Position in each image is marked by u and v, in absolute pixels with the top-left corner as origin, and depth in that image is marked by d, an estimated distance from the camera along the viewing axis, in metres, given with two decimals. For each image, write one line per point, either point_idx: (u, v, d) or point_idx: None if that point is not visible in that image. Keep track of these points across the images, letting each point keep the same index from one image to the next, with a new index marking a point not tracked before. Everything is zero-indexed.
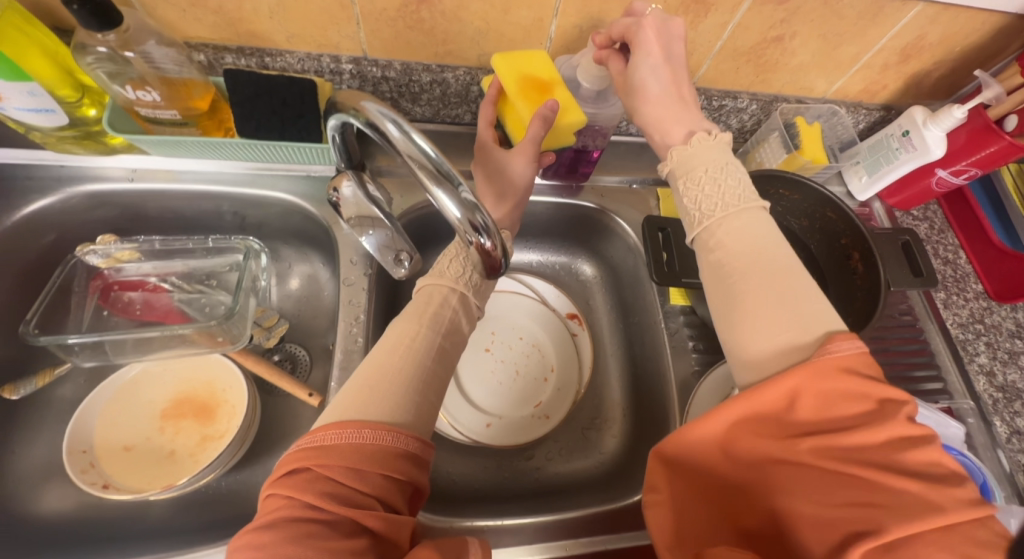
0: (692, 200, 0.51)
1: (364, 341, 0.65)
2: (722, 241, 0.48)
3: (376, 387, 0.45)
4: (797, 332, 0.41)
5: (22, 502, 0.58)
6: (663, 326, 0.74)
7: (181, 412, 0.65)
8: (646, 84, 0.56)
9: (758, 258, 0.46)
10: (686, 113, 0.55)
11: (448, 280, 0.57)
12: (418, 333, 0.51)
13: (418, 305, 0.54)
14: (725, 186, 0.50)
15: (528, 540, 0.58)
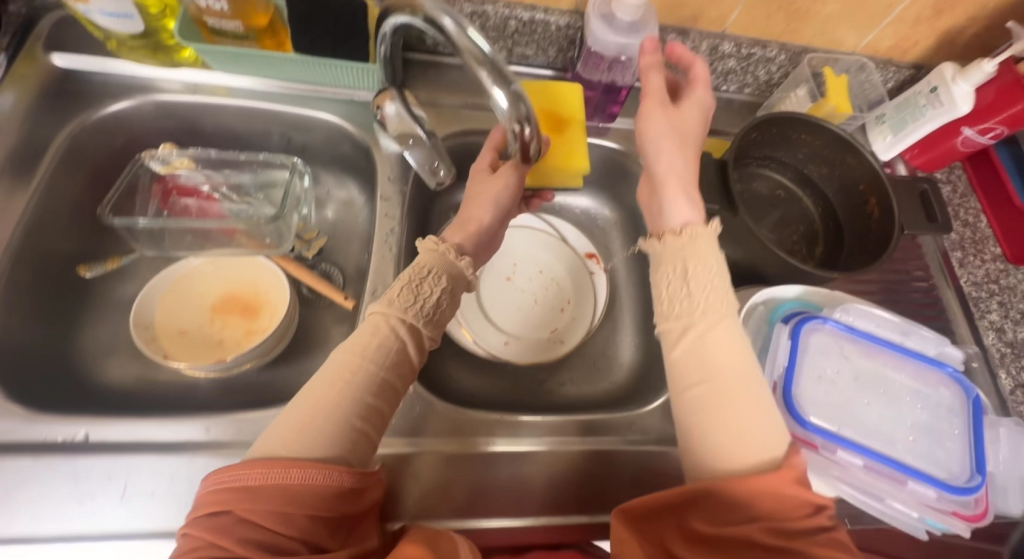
0: (678, 299, 0.53)
1: (398, 251, 0.70)
2: (705, 344, 0.50)
3: (312, 426, 0.46)
4: (757, 440, 0.45)
5: (91, 367, 0.65)
6: None
7: (229, 308, 0.71)
8: (656, 142, 0.62)
9: (734, 369, 0.49)
10: (686, 202, 0.58)
11: (396, 311, 0.53)
12: (359, 366, 0.50)
13: (362, 337, 0.52)
14: (712, 284, 0.52)
15: (541, 435, 0.63)
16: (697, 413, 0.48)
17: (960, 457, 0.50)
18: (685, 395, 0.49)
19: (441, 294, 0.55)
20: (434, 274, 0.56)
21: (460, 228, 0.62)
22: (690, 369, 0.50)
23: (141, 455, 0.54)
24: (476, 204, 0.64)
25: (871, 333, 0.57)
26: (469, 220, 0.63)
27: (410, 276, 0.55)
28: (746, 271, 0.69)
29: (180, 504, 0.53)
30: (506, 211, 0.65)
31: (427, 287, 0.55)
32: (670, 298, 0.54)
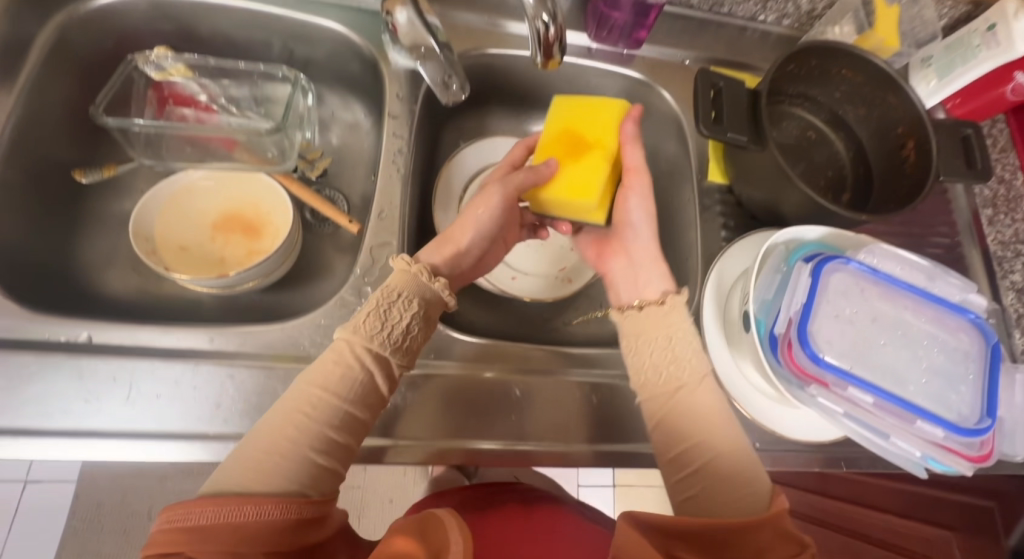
0: (659, 367, 0.55)
1: (405, 175, 0.67)
2: (691, 406, 0.53)
3: (266, 463, 0.44)
4: (745, 486, 0.48)
5: (93, 278, 0.65)
6: (696, 201, 0.74)
7: (230, 227, 0.70)
8: (635, 227, 0.65)
9: (714, 427, 0.52)
10: (654, 274, 0.62)
11: (361, 338, 0.50)
12: (320, 398, 0.48)
13: (324, 366, 0.49)
14: (689, 350, 0.55)
15: (545, 367, 0.64)
16: (688, 470, 0.51)
17: (972, 400, 0.49)
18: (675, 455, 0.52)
19: (410, 321, 0.53)
20: (405, 298, 0.53)
21: (436, 246, 0.59)
22: (678, 431, 0.52)
23: (144, 358, 0.54)
24: (459, 223, 0.62)
25: (893, 276, 0.55)
26: (447, 237, 0.60)
27: (379, 300, 0.52)
28: (771, 209, 0.67)
29: (182, 409, 0.53)
30: (488, 235, 0.63)
31: (396, 313, 0.52)
32: (656, 364, 0.55)
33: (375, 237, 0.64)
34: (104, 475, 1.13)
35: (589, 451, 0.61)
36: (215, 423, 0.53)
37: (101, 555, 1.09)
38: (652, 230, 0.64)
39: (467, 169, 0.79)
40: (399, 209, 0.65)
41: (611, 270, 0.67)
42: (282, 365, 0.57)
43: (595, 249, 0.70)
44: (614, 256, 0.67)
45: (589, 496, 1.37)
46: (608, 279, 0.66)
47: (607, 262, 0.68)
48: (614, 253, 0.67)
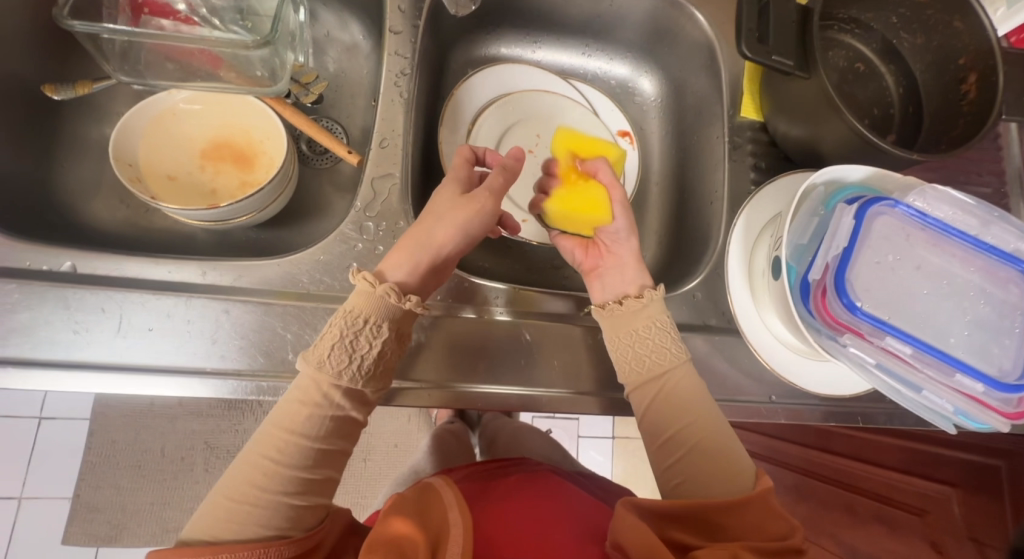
0: (641, 357, 0.54)
1: (408, 100, 0.61)
2: (674, 393, 0.53)
3: (240, 513, 0.46)
4: (724, 465, 0.50)
5: (79, 207, 0.61)
6: (726, 140, 0.68)
7: (221, 156, 0.65)
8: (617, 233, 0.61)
9: (696, 415, 0.52)
10: (635, 271, 0.59)
11: (328, 376, 0.49)
12: (287, 443, 0.48)
13: (290, 406, 0.49)
14: (666, 341, 0.55)
15: (556, 315, 0.61)
16: (674, 456, 0.52)
17: (1017, 355, 0.46)
18: (661, 442, 0.53)
19: (382, 347, 0.50)
20: (372, 324, 0.50)
21: (410, 267, 0.53)
22: (662, 419, 0.53)
23: (133, 291, 0.51)
24: (440, 228, 0.54)
25: (944, 221, 0.51)
26: (426, 244, 0.53)
27: (342, 329, 0.49)
28: (808, 148, 0.61)
29: (176, 345, 0.51)
30: (473, 241, 0.56)
31: (363, 342, 0.50)
32: (638, 355, 0.54)
33: (376, 168, 0.59)
34: (114, 413, 1.15)
35: (598, 397, 0.59)
36: (211, 359, 0.51)
37: (117, 488, 1.12)
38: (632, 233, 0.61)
39: (476, 98, 0.72)
40: (403, 137, 0.60)
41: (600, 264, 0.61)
42: (281, 302, 0.53)
43: (580, 245, 0.62)
44: (599, 255, 0.61)
45: (588, 446, 1.39)
46: (593, 276, 0.60)
47: (595, 260, 0.61)
48: (602, 252, 0.61)
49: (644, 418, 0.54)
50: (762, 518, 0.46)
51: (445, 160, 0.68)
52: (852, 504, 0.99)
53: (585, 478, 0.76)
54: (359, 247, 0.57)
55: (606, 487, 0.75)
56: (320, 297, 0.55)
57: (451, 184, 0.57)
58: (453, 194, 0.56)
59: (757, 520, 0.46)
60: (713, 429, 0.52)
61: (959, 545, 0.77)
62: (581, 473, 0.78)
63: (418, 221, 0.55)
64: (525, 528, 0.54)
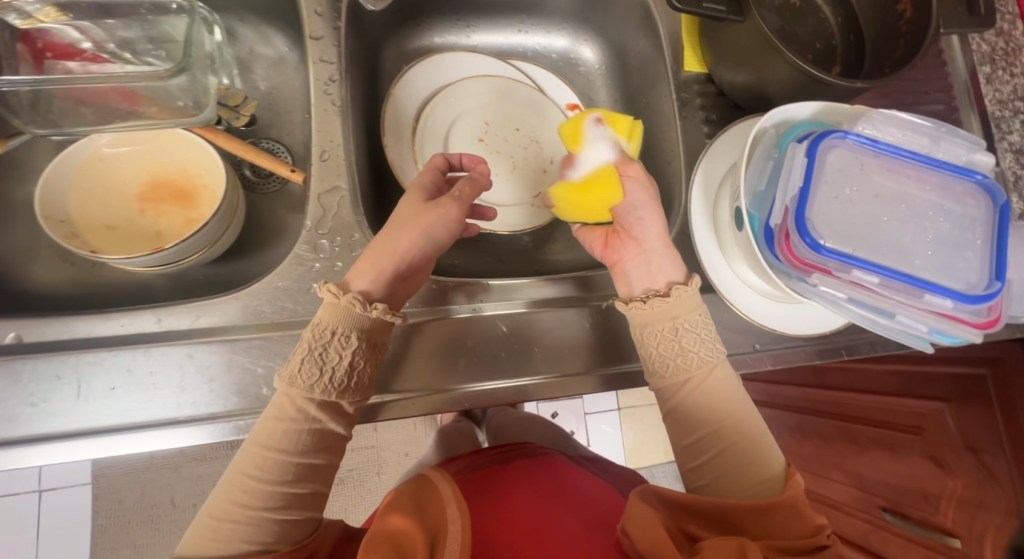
0: (667, 358, 0.54)
1: (342, 106, 0.58)
2: (706, 394, 0.53)
3: (223, 530, 0.46)
4: (756, 469, 0.51)
5: (20, 273, 0.59)
6: (674, 97, 0.66)
7: (159, 197, 0.63)
8: (639, 219, 0.58)
9: (727, 417, 0.53)
10: (662, 261, 0.57)
11: (299, 390, 0.48)
12: (264, 459, 0.47)
13: (265, 422, 0.48)
14: (697, 344, 0.54)
15: (533, 293, 0.60)
16: (703, 456, 0.53)
17: (980, 266, 0.46)
18: (690, 442, 0.54)
19: (353, 357, 0.50)
20: (340, 334, 0.49)
21: (373, 277, 0.52)
22: (690, 421, 0.54)
23: (86, 352, 0.49)
24: (403, 234, 0.54)
25: (894, 144, 0.50)
26: (390, 251, 0.53)
27: (311, 342, 0.49)
28: (754, 93, 0.61)
29: (144, 400, 0.49)
30: (439, 246, 0.56)
31: (333, 353, 0.49)
32: (664, 357, 0.54)
33: (321, 183, 0.56)
34: (116, 472, 1.13)
35: (585, 377, 0.59)
36: (182, 408, 0.49)
37: (132, 546, 1.10)
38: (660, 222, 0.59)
39: (416, 94, 0.70)
40: (343, 147, 0.57)
41: (623, 259, 0.59)
42: (244, 337, 0.52)
43: (601, 237, 0.61)
44: (622, 244, 0.59)
45: (595, 421, 1.40)
46: (616, 270, 0.58)
47: (615, 252, 0.59)
48: (624, 241, 0.59)
49: (670, 419, 0.55)
50: (785, 520, 0.47)
51: (395, 162, 0.65)
52: (854, 434, 1.00)
53: (588, 460, 0.76)
54: (317, 267, 0.54)
55: (611, 468, 0.75)
56: (285, 325, 0.53)
57: (417, 191, 0.57)
58: (416, 203, 0.56)
59: (779, 522, 0.47)
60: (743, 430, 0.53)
61: (959, 458, 0.79)
62: (584, 457, 0.77)
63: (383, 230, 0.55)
64: (524, 516, 0.55)
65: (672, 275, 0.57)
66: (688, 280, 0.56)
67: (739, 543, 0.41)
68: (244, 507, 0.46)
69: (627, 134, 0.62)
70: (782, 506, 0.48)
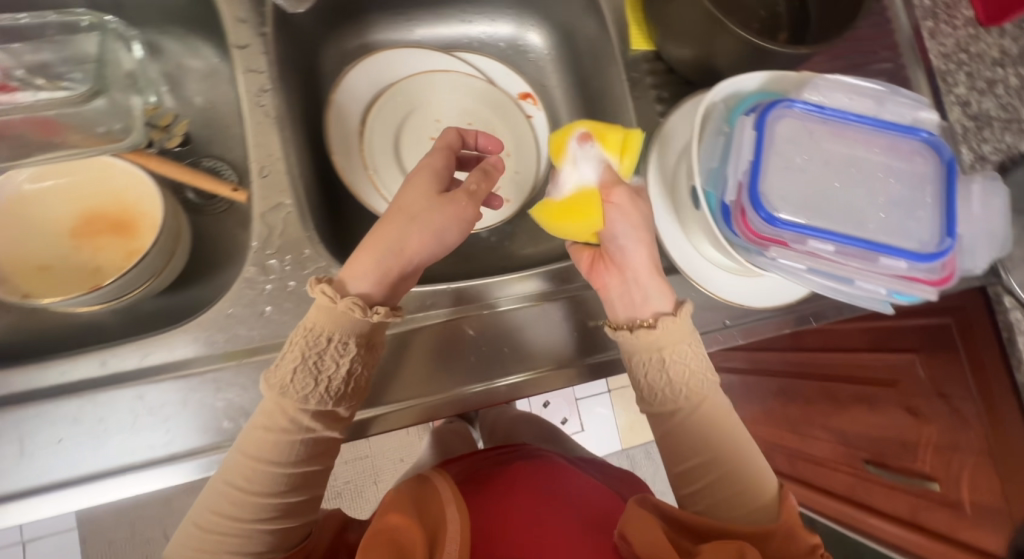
0: (655, 389, 0.53)
1: (278, 117, 0.55)
2: (695, 424, 0.53)
3: (212, 542, 0.45)
4: (756, 497, 0.52)
5: None
6: (624, 78, 0.65)
7: (96, 229, 0.59)
8: (618, 246, 0.55)
9: (722, 444, 0.53)
10: (648, 287, 0.54)
11: (292, 400, 0.46)
12: (253, 471, 0.46)
13: (255, 433, 0.46)
14: (688, 375, 0.53)
15: (535, 283, 0.60)
16: (698, 484, 0.53)
17: (931, 224, 0.47)
18: (684, 470, 0.54)
19: (351, 364, 0.48)
20: (337, 341, 0.47)
21: (376, 276, 0.49)
22: (682, 450, 0.54)
23: (28, 404, 0.46)
24: (413, 232, 0.50)
25: (841, 108, 0.50)
26: (397, 251, 0.49)
27: (305, 349, 0.46)
28: (703, 67, 0.60)
29: (96, 448, 0.46)
30: (447, 248, 0.53)
31: (329, 361, 0.47)
32: (651, 386, 0.53)
33: (264, 201, 0.53)
34: (100, 513, 1.10)
35: (559, 373, 0.58)
36: (138, 452, 0.47)
37: None
38: (651, 250, 0.55)
39: (359, 96, 0.67)
40: (284, 161, 0.54)
41: (607, 285, 0.55)
42: (197, 370, 0.49)
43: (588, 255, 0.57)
44: (605, 270, 0.56)
45: (587, 406, 1.41)
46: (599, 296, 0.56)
47: (599, 275, 0.56)
48: (607, 267, 0.55)
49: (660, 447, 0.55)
50: (782, 545, 0.49)
51: (344, 171, 0.63)
52: (833, 392, 1.00)
53: (585, 462, 0.76)
54: (268, 289, 0.52)
55: (610, 470, 0.74)
56: (240, 353, 0.51)
57: (429, 176, 0.53)
58: (428, 192, 0.52)
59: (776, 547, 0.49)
60: (736, 461, 0.53)
61: (931, 403, 0.83)
62: (583, 459, 0.78)
63: (387, 220, 0.50)
64: (521, 515, 0.55)
65: (659, 306, 0.54)
66: (676, 309, 0.54)
67: (738, 545, 0.42)
68: (233, 519, 0.46)
69: (616, 149, 0.55)
70: (778, 532, 0.49)
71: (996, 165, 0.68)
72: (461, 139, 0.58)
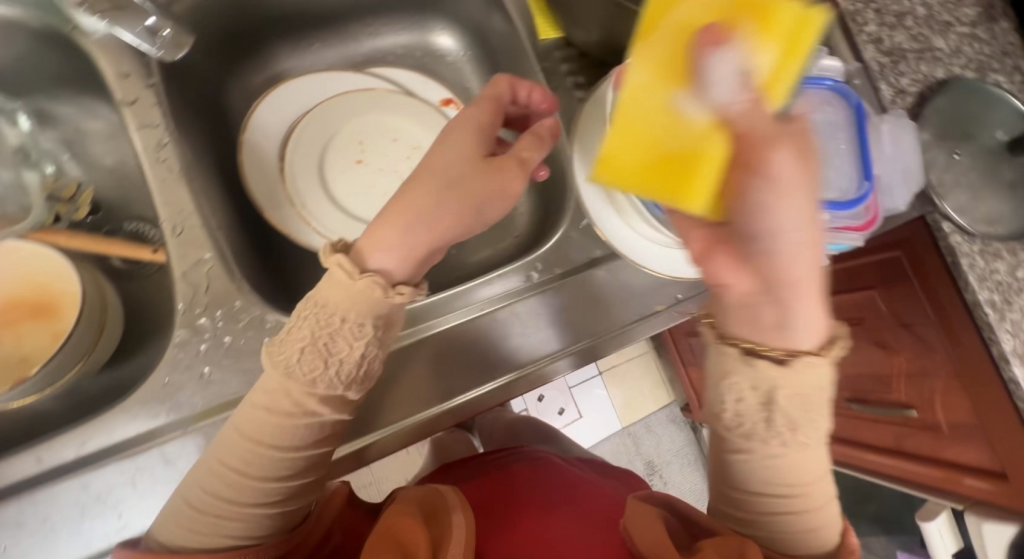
0: (754, 420, 0.43)
1: (182, 170, 0.53)
2: (784, 462, 0.44)
3: (206, 525, 0.43)
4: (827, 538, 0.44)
5: None
6: (538, 69, 0.64)
7: (16, 317, 0.56)
8: (766, 245, 0.36)
9: (803, 482, 0.44)
10: (796, 300, 0.38)
11: (298, 384, 0.44)
12: (256, 454, 0.44)
13: (255, 415, 0.44)
14: (802, 416, 0.42)
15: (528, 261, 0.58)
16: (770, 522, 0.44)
17: (849, 170, 0.47)
18: (750, 503, 0.45)
19: (365, 348, 0.44)
20: (351, 323, 0.43)
21: (401, 253, 0.44)
22: (758, 484, 0.44)
23: None
24: (450, 201, 0.45)
25: None
26: (428, 223, 0.44)
27: (314, 329, 0.43)
28: (612, 46, 0.59)
29: (51, 544, 0.45)
30: (485, 221, 0.47)
31: (341, 344, 0.44)
32: (744, 416, 0.43)
33: (182, 259, 0.51)
34: None
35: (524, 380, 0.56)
36: (94, 541, 0.45)
37: None
38: (824, 255, 0.37)
39: (272, 131, 0.64)
40: (198, 215, 0.52)
41: (725, 286, 0.40)
42: (143, 445, 0.47)
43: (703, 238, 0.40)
44: (732, 266, 0.39)
45: (581, 393, 1.41)
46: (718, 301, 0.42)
47: (716, 266, 0.39)
48: (734, 266, 0.39)
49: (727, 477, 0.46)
50: None
51: (268, 211, 0.60)
52: None
53: (583, 462, 0.76)
54: (203, 348, 0.50)
55: (609, 471, 0.74)
56: (186, 420, 0.48)
57: (471, 136, 0.47)
58: (472, 154, 0.46)
59: None
60: (816, 519, 0.44)
61: (896, 334, 0.84)
62: (583, 460, 0.77)
63: (421, 184, 0.45)
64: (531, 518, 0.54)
65: (795, 342, 0.40)
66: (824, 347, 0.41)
67: (739, 543, 0.40)
68: (233, 503, 0.44)
69: (775, 51, 0.34)
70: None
71: (916, 96, 0.68)
72: (512, 92, 0.50)
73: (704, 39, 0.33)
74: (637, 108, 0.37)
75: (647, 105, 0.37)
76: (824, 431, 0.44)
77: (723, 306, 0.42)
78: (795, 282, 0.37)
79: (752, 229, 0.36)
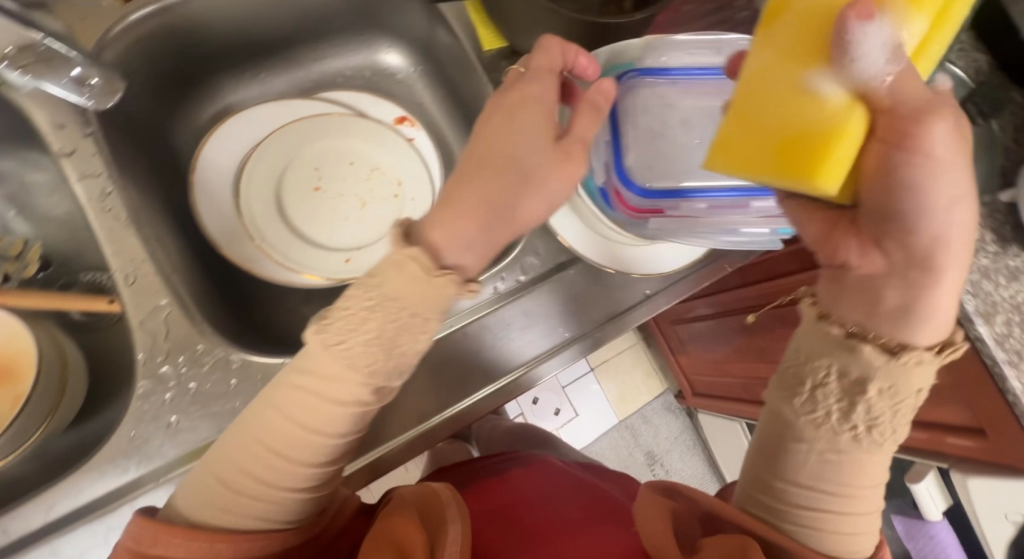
0: (833, 403, 0.38)
1: (130, 217, 0.52)
2: (855, 458, 0.39)
3: (235, 500, 0.40)
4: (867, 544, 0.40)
5: None
6: (485, 79, 0.63)
7: None
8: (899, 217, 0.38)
9: (864, 483, 0.40)
10: (921, 277, 0.39)
11: (356, 381, 0.39)
12: (308, 439, 0.40)
13: (303, 399, 0.40)
14: (888, 413, 0.38)
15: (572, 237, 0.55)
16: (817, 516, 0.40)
17: None
18: (802, 491, 0.40)
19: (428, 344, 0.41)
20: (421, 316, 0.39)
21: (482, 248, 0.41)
22: (824, 473, 0.39)
23: None
24: (534, 195, 0.41)
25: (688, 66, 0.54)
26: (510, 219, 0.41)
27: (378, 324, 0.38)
28: None
29: None
30: None
31: (405, 338, 0.39)
32: (820, 401, 0.39)
33: (138, 308, 0.50)
34: None
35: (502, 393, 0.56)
36: None
37: None
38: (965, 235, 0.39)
39: (225, 166, 0.64)
40: (151, 261, 0.51)
41: (847, 266, 0.41)
42: (118, 499, 0.47)
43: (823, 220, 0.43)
44: (852, 242, 0.41)
45: (575, 391, 1.42)
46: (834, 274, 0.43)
47: (838, 247, 0.42)
48: (855, 240, 0.41)
49: (787, 462, 0.40)
50: None
51: (228, 249, 0.60)
52: None
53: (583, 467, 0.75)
54: (168, 397, 0.49)
55: (609, 474, 0.73)
56: (158, 471, 0.47)
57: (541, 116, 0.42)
58: (542, 141, 0.42)
59: None
60: (859, 527, 0.40)
61: None
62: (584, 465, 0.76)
63: (497, 175, 0.41)
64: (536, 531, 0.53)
65: (911, 336, 0.38)
66: (934, 348, 0.38)
67: (740, 540, 0.38)
68: (270, 487, 0.40)
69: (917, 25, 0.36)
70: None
71: None
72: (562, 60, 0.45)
73: (852, 16, 0.34)
74: (766, 91, 0.40)
75: (778, 88, 0.39)
76: (899, 437, 0.39)
77: (839, 286, 0.42)
78: (925, 260, 0.38)
79: (887, 201, 0.38)
